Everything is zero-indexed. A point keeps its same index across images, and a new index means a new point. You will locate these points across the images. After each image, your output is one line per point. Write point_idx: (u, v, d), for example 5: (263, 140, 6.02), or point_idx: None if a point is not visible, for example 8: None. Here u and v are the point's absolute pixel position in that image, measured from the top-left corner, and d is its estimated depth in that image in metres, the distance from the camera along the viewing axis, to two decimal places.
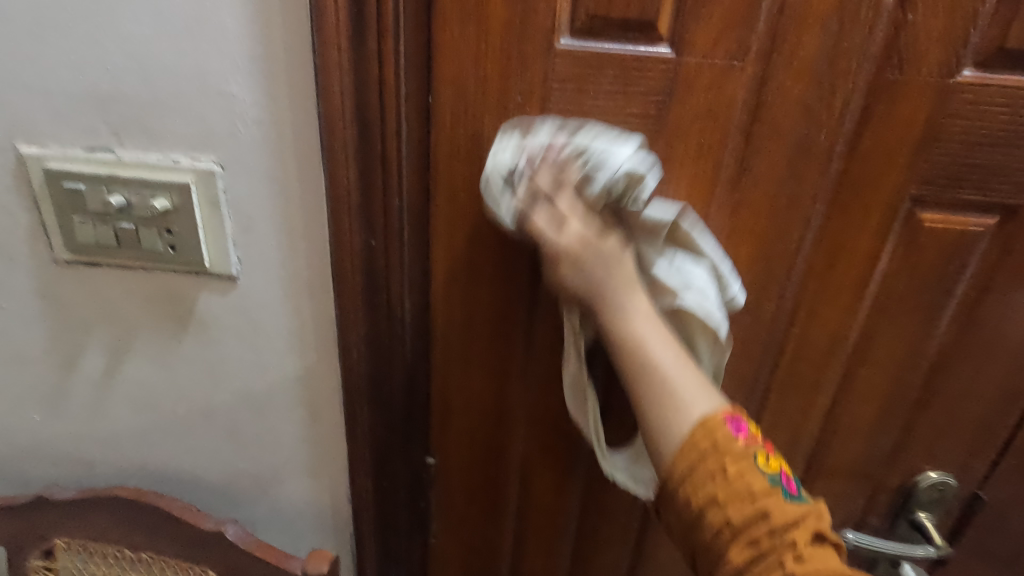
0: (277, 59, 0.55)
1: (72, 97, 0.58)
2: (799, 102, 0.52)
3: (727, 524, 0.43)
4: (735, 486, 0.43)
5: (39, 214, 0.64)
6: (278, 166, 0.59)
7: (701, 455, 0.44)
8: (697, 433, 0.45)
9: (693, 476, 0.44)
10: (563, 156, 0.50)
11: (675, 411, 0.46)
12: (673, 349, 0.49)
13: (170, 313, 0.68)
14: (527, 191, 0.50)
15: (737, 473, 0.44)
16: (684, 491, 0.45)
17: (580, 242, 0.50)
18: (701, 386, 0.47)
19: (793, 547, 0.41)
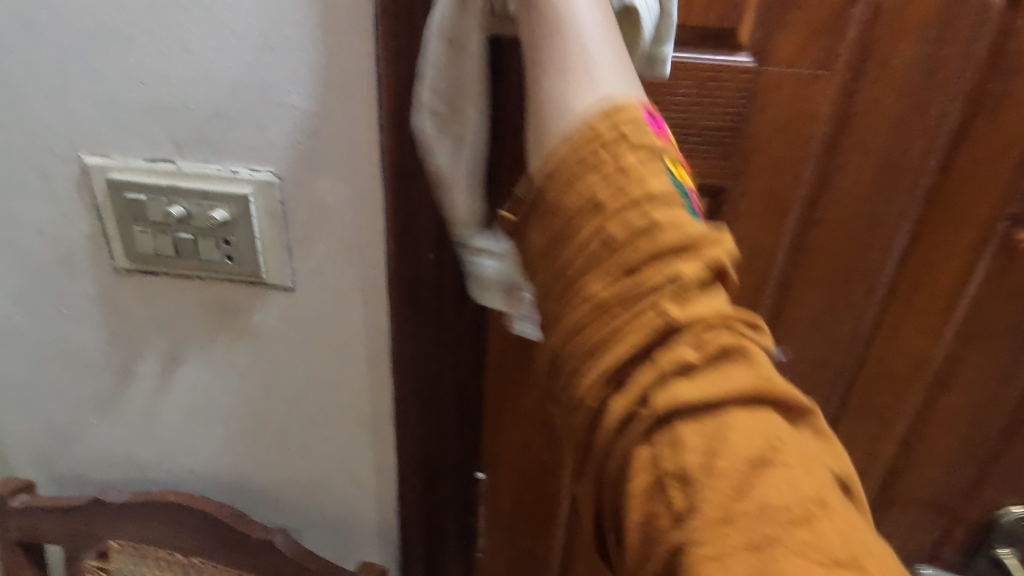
0: (339, 70, 0.54)
1: (136, 109, 0.58)
2: (890, 115, 0.49)
3: (601, 236, 0.34)
4: (637, 185, 0.34)
5: (101, 224, 0.64)
6: (336, 176, 0.58)
7: (606, 139, 0.35)
8: (602, 116, 0.36)
9: (580, 163, 0.35)
10: None
11: (582, 86, 0.37)
12: (602, 24, 0.39)
13: (225, 322, 0.69)
14: None
15: (642, 173, 0.34)
16: (566, 162, 0.35)
17: None
18: (622, 70, 0.38)
19: (672, 298, 0.32)
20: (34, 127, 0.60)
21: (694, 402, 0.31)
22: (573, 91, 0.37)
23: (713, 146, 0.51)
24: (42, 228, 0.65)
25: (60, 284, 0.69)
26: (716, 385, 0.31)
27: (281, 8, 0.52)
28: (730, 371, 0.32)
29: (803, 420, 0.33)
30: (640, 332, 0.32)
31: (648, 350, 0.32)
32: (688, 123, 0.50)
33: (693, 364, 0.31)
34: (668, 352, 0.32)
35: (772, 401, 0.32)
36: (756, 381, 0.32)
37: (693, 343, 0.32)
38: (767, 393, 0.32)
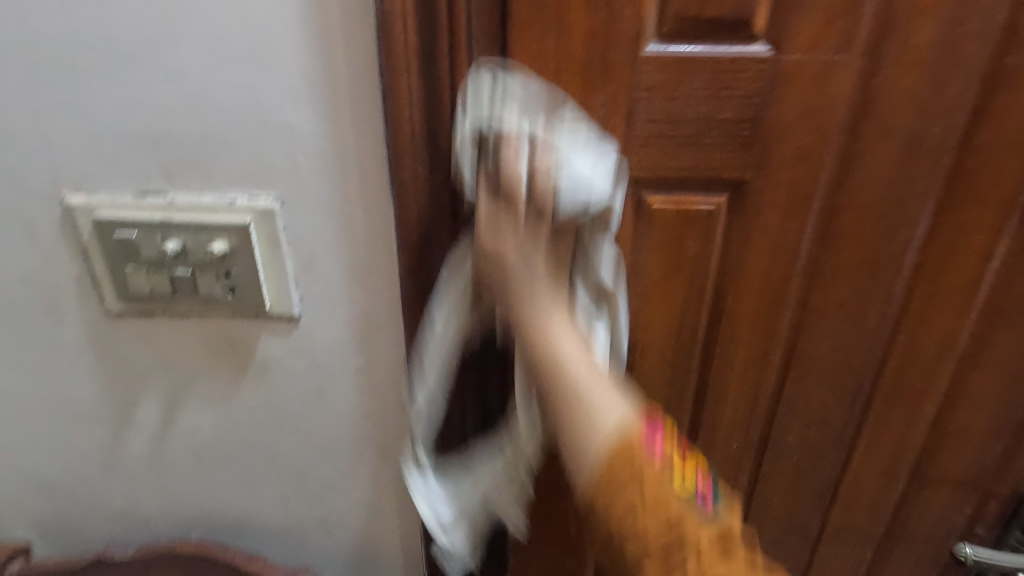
0: (340, 86, 0.51)
1: (121, 142, 0.55)
2: (911, 96, 0.48)
3: (633, 518, 0.40)
4: (660, 504, 0.40)
5: (88, 266, 0.60)
6: (342, 198, 0.56)
7: (621, 465, 0.40)
8: (616, 445, 0.41)
9: (615, 484, 0.40)
10: (538, 143, 0.44)
11: (590, 412, 0.42)
12: (586, 352, 0.45)
13: (230, 358, 0.65)
14: (492, 179, 0.45)
15: (657, 496, 0.40)
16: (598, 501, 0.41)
17: (517, 247, 0.46)
18: (614, 390, 0.43)
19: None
20: (10, 167, 0.56)
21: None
22: (584, 421, 0.41)
23: (732, 140, 0.50)
24: (23, 274, 0.61)
25: (45, 333, 0.65)
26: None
27: (275, 26, 0.49)
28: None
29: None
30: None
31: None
32: (706, 117, 0.49)
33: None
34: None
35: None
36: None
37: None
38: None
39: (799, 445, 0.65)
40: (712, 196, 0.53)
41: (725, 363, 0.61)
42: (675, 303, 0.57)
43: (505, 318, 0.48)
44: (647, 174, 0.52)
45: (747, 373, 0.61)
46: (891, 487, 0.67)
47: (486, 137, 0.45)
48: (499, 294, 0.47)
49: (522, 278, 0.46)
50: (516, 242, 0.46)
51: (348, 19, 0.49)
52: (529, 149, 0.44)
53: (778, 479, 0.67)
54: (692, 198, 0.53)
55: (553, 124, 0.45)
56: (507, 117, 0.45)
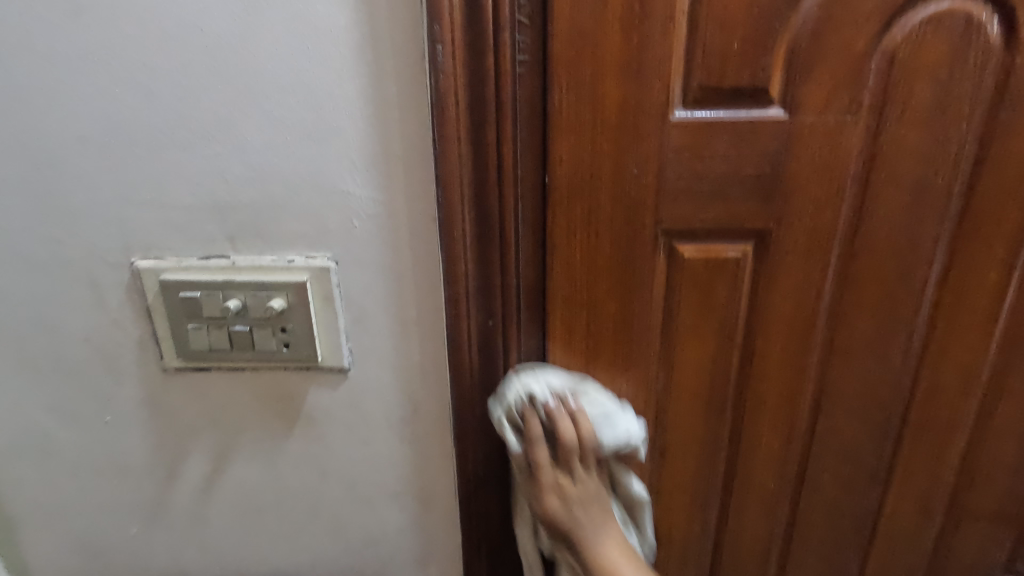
0: (394, 154, 0.56)
1: (191, 210, 0.59)
2: (915, 149, 0.53)
3: None
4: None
5: (151, 326, 0.64)
6: (395, 256, 0.60)
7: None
8: None
9: None
10: (571, 403, 0.57)
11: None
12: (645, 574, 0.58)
13: (279, 411, 0.68)
14: (539, 447, 0.56)
15: None
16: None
17: (571, 485, 0.57)
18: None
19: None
20: (86, 234, 0.61)
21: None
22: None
23: (755, 193, 0.55)
24: (87, 334, 0.65)
25: (103, 392, 0.67)
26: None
27: (337, 105, 0.55)
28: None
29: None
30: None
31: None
32: (730, 173, 0.54)
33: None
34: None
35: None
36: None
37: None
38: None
39: (834, 484, 0.66)
40: (738, 245, 0.57)
41: (757, 403, 0.63)
42: (707, 346, 0.61)
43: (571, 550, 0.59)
44: (678, 225, 0.56)
45: (779, 412, 0.63)
46: (928, 522, 0.68)
47: (531, 412, 0.56)
48: (568, 541, 0.58)
49: (582, 501, 0.58)
50: (582, 477, 0.58)
51: (402, 97, 0.55)
52: (563, 402, 0.57)
53: (815, 519, 0.68)
54: (719, 246, 0.57)
55: (585, 390, 0.58)
56: (550, 398, 0.57)
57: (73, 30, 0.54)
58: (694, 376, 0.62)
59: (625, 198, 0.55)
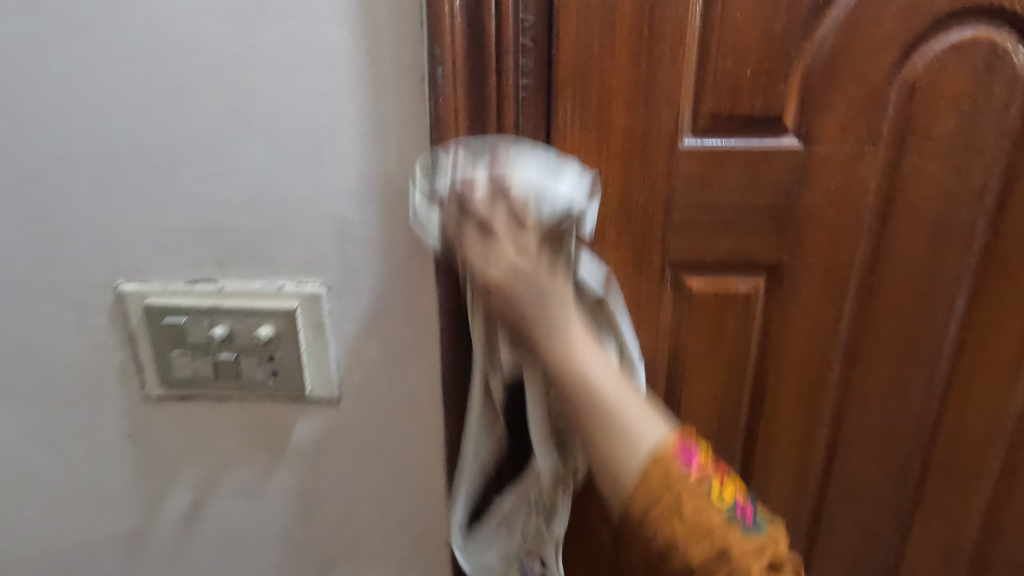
0: (392, 179, 0.54)
1: (179, 232, 0.57)
2: (936, 182, 0.51)
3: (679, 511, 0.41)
4: (700, 527, 0.41)
5: (134, 352, 0.61)
6: (390, 283, 0.57)
7: (657, 465, 0.42)
8: (652, 463, 0.42)
9: (658, 517, 0.41)
10: (499, 176, 0.44)
11: (629, 439, 0.42)
12: (606, 360, 0.45)
13: (265, 443, 0.64)
14: (459, 202, 0.44)
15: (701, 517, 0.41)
16: (639, 492, 0.42)
17: (507, 269, 0.44)
18: (648, 409, 0.44)
19: (722, 536, 0.41)
20: (71, 257, 0.58)
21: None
22: (621, 451, 0.42)
23: (767, 225, 0.52)
24: (69, 359, 0.62)
25: (83, 420, 0.64)
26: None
27: (334, 128, 0.53)
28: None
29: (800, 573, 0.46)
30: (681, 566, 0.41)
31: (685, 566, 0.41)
32: (741, 205, 0.52)
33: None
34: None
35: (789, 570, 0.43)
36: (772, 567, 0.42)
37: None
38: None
39: (850, 531, 0.63)
40: (749, 278, 0.54)
41: (769, 442, 0.60)
42: (718, 384, 0.57)
43: (517, 338, 0.46)
44: (688, 257, 0.53)
45: (792, 453, 0.60)
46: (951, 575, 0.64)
47: (452, 191, 0.44)
48: (514, 328, 0.45)
49: (533, 298, 0.44)
50: (502, 230, 0.43)
51: (402, 120, 0.53)
52: (486, 173, 0.44)
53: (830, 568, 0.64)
54: (730, 279, 0.54)
55: (505, 152, 0.45)
56: (477, 173, 0.44)
57: (64, 47, 0.52)
58: (704, 414, 0.59)
59: (632, 228, 0.53)
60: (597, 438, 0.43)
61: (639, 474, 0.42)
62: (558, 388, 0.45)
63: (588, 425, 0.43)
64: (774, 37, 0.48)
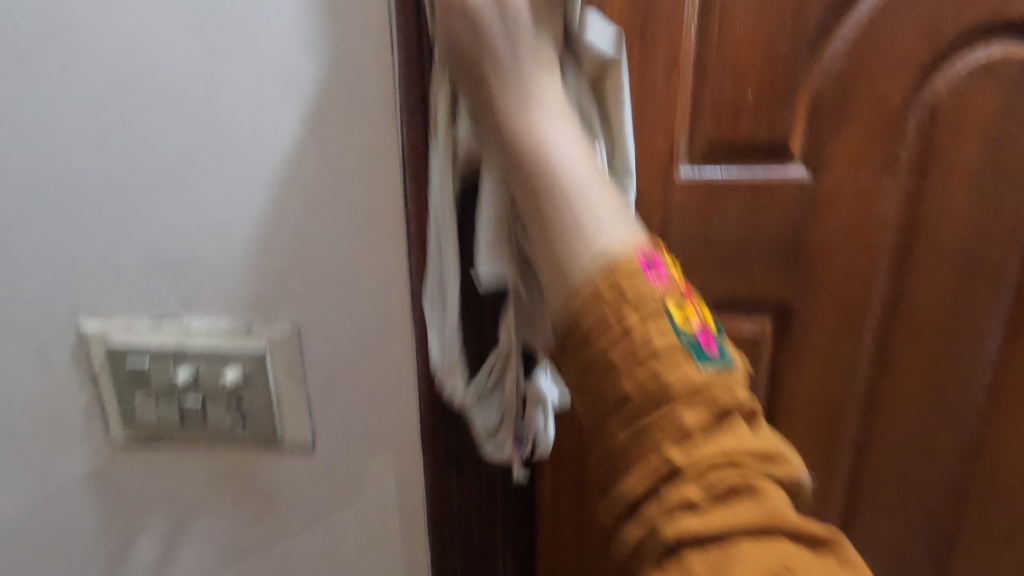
0: (364, 214, 0.50)
1: (141, 269, 0.54)
2: (963, 216, 0.46)
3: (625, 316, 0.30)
4: (644, 338, 0.29)
5: (98, 394, 0.58)
6: (365, 321, 0.54)
7: (614, 275, 0.31)
8: (603, 272, 0.31)
9: (590, 311, 0.30)
10: None
11: (576, 238, 0.32)
12: (588, 153, 0.35)
13: (236, 491, 0.60)
14: None
15: (645, 330, 0.30)
16: (582, 308, 0.31)
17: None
18: (621, 208, 0.34)
19: (674, 369, 0.29)
20: (29, 295, 0.55)
21: (727, 491, 0.27)
22: (569, 243, 0.32)
23: (773, 261, 0.47)
24: (31, 401, 0.58)
25: (46, 464, 0.61)
26: (727, 520, 0.27)
27: (301, 161, 0.49)
28: (730, 505, 0.27)
29: (794, 487, 0.29)
30: (601, 400, 0.30)
31: (615, 403, 0.30)
32: (743, 240, 0.47)
33: (698, 503, 0.27)
34: (658, 451, 0.29)
35: (760, 481, 0.28)
36: (728, 454, 0.28)
37: (674, 530, 0.27)
38: (780, 527, 0.27)
39: None
40: (754, 318, 0.49)
41: None
42: None
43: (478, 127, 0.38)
44: None
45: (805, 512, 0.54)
46: None
47: None
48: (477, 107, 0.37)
49: (508, 50, 0.36)
50: None
51: (375, 150, 0.49)
52: None
53: None
54: (733, 320, 0.49)
55: None
56: None
57: (16, 75, 0.49)
58: None
59: None
60: (540, 205, 0.34)
61: (594, 272, 0.31)
62: (496, 129, 0.36)
63: (533, 193, 0.34)
64: (778, 58, 0.43)
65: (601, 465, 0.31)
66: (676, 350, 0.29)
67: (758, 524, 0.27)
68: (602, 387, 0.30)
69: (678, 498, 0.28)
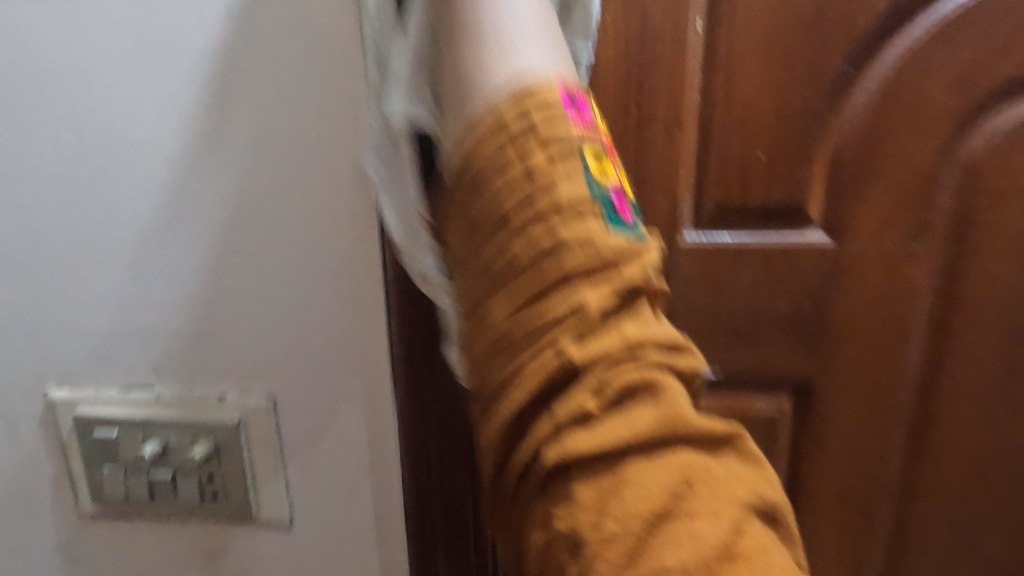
0: (341, 276, 0.47)
1: (109, 333, 0.50)
2: (1007, 281, 0.49)
3: (528, 180, 0.30)
4: (553, 208, 0.29)
5: (67, 462, 0.54)
6: (352, 392, 0.50)
7: (531, 96, 0.31)
8: (510, 101, 0.31)
9: (486, 159, 0.31)
10: None
11: (497, 61, 0.32)
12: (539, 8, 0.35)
13: (211, 566, 0.56)
14: None
15: (550, 174, 0.30)
16: (484, 144, 0.31)
17: None
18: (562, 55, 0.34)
19: (579, 209, 0.29)
20: None
21: (626, 390, 0.27)
22: (487, 66, 0.32)
23: (794, 331, 0.49)
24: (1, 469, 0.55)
25: (16, 533, 0.57)
26: (621, 432, 0.26)
27: (273, 219, 0.46)
28: (629, 408, 0.27)
29: (691, 375, 0.30)
30: (501, 270, 0.30)
31: (507, 261, 0.30)
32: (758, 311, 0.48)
33: (593, 414, 0.27)
34: (556, 340, 0.28)
35: (658, 368, 0.28)
36: (630, 342, 0.28)
37: (562, 450, 0.26)
38: (680, 431, 0.27)
39: None
40: (770, 398, 0.51)
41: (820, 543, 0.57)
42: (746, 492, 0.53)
43: None
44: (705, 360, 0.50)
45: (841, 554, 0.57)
46: None
47: None
48: None
49: None
50: None
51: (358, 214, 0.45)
52: None
53: None
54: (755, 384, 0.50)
55: None
56: None
57: None
58: None
59: None
60: (465, 57, 0.33)
61: (510, 83, 0.31)
62: None
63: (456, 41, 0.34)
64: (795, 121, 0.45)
65: (484, 365, 0.31)
66: (586, 211, 0.29)
67: (659, 430, 0.27)
68: (502, 259, 0.30)
69: (576, 409, 0.27)
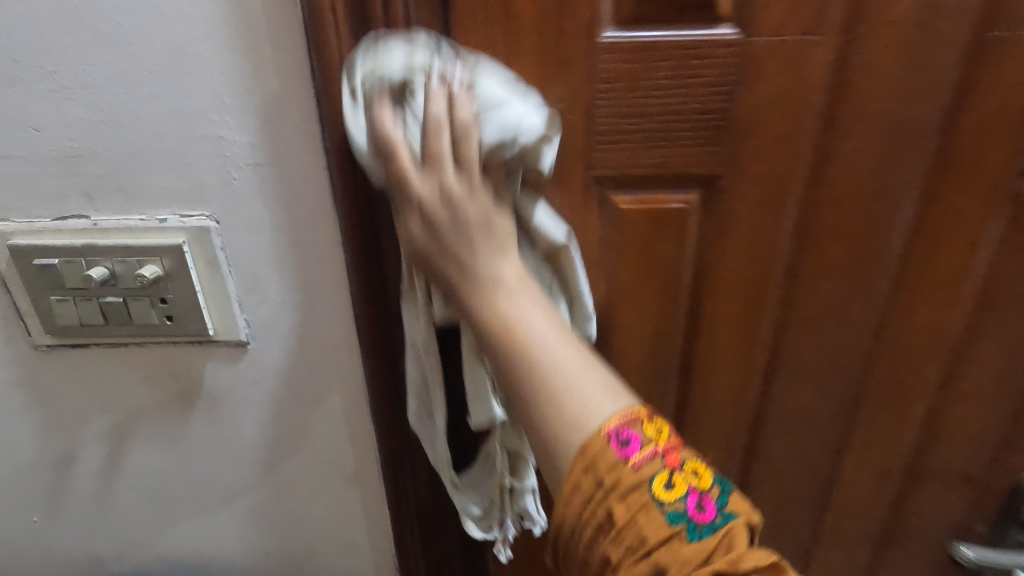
0: (256, 82, 0.46)
1: (30, 161, 0.49)
2: (890, 80, 0.47)
3: (610, 522, 0.37)
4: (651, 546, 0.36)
5: (11, 297, 0.55)
6: (285, 215, 0.51)
7: (585, 457, 0.37)
8: None
9: (586, 524, 0.37)
10: None
11: None
12: None
13: (175, 392, 0.60)
14: None
15: (635, 520, 0.36)
16: (569, 509, 0.38)
17: None
18: (609, 384, 0.40)
19: (665, 542, 0.36)
20: None
21: None
22: None
23: (700, 138, 0.49)
24: None
25: None
26: None
27: (183, 23, 0.45)
28: None
29: None
30: None
31: None
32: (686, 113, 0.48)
33: None
34: None
35: None
36: None
37: None
38: None
39: (784, 449, 0.64)
40: (681, 192, 0.51)
41: (705, 362, 0.59)
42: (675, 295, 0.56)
43: None
44: (621, 173, 0.50)
45: (732, 378, 0.60)
46: (887, 484, 0.66)
47: None
48: None
49: None
50: None
51: (260, 11, 0.44)
52: None
53: (765, 489, 0.67)
54: (660, 197, 0.51)
55: None
56: None
57: None
58: (658, 334, 0.58)
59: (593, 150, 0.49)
60: (514, 384, 0.40)
61: (573, 460, 0.38)
62: None
63: (501, 360, 0.40)
64: None
65: None
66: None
67: None
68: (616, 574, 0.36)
69: None
